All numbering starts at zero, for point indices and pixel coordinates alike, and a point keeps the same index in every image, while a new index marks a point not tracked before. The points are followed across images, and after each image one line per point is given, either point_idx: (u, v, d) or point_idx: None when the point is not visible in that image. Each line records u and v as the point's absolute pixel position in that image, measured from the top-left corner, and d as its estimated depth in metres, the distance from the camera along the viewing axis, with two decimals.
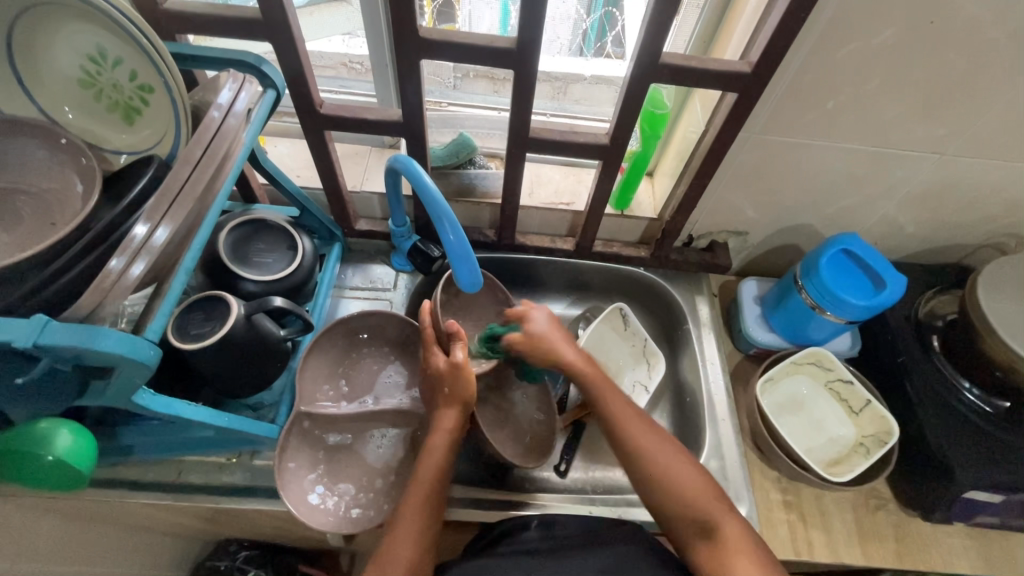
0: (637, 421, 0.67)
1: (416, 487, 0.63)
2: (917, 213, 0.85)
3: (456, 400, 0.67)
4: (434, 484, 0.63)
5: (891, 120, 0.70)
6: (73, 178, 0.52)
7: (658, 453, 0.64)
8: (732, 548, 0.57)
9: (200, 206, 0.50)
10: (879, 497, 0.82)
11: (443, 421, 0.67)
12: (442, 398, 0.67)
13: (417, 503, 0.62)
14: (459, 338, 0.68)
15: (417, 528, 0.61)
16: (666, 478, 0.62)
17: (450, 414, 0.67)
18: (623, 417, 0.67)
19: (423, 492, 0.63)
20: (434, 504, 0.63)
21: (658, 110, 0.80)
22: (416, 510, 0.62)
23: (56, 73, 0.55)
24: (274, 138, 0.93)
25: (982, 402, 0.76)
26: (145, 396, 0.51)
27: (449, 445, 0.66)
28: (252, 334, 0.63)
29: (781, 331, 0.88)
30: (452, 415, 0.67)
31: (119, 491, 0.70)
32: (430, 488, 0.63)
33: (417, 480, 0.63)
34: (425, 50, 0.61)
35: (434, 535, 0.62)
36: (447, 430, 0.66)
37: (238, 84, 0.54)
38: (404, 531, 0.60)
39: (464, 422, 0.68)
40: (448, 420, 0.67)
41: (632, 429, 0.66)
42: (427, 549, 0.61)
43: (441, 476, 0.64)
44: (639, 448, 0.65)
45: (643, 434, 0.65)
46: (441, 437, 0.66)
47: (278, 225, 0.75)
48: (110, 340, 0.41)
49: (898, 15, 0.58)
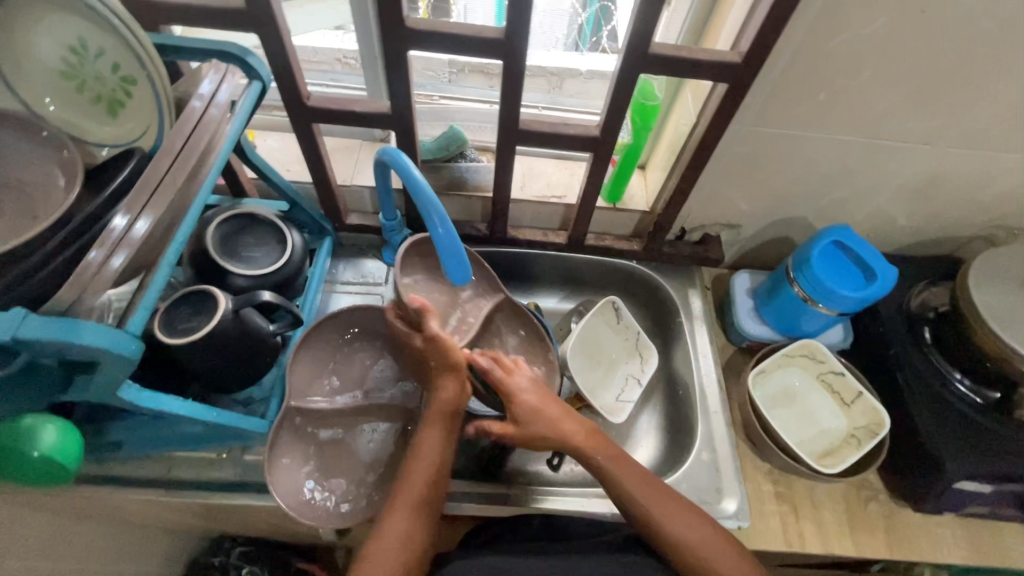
0: (658, 494, 0.65)
1: (415, 467, 0.63)
2: (908, 205, 0.85)
3: (450, 370, 0.65)
4: (433, 467, 0.63)
5: (881, 111, 0.70)
6: (55, 172, 0.51)
7: (681, 530, 0.62)
8: None
9: (182, 199, 0.49)
10: (870, 488, 0.82)
11: (439, 394, 0.66)
12: (436, 370, 0.66)
13: (415, 485, 0.62)
14: (427, 313, 0.65)
15: (416, 505, 0.61)
16: (694, 553, 0.61)
17: (446, 386, 0.66)
18: (640, 491, 0.64)
19: (425, 469, 0.63)
20: (433, 485, 0.63)
21: (650, 102, 0.79)
22: (413, 490, 0.62)
23: (37, 64, 0.54)
24: (264, 132, 0.92)
25: (973, 392, 0.76)
26: (129, 391, 0.50)
27: (444, 417, 0.65)
28: (241, 329, 0.62)
29: (773, 323, 0.88)
30: (451, 385, 0.66)
31: (109, 486, 0.70)
32: (428, 468, 0.63)
33: (417, 458, 0.64)
34: (413, 41, 0.61)
35: (433, 512, 0.63)
36: (447, 400, 0.65)
37: (219, 76, 0.55)
38: (399, 510, 0.61)
39: (464, 390, 0.67)
40: (445, 390, 0.66)
41: (652, 502, 0.64)
42: (423, 532, 0.61)
43: (442, 451, 0.64)
44: (667, 528, 0.62)
45: (664, 505, 0.64)
46: (439, 411, 0.65)
47: (267, 220, 0.74)
48: (90, 333, 0.41)
49: (887, 5, 0.58)
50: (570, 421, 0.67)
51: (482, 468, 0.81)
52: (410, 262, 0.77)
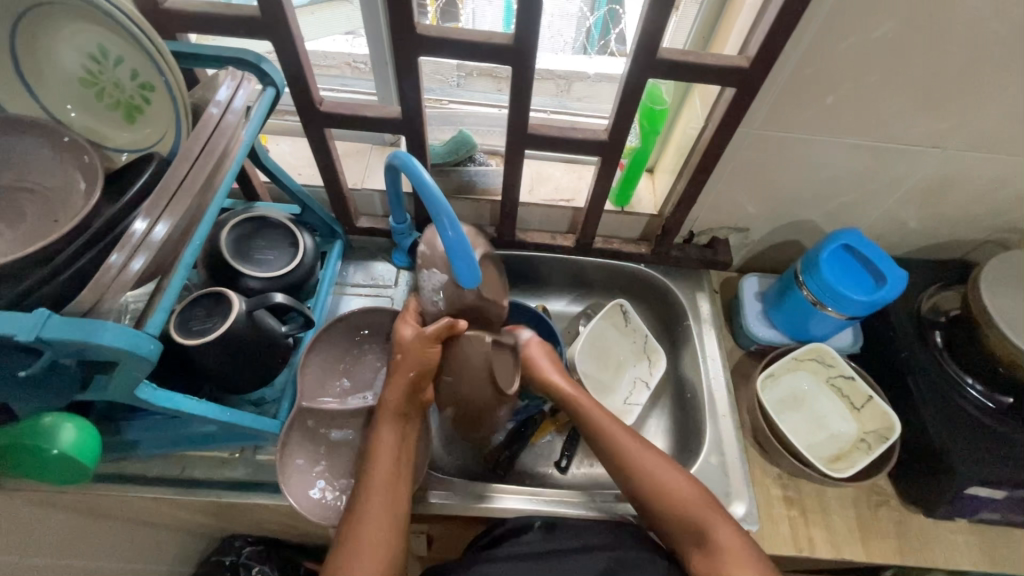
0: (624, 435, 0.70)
1: (374, 468, 0.64)
2: (918, 209, 0.85)
3: (400, 372, 0.66)
4: (394, 466, 0.64)
5: (891, 114, 0.70)
6: (75, 176, 0.52)
7: (643, 464, 0.67)
8: (731, 554, 0.60)
9: (199, 203, 0.50)
10: (880, 493, 0.82)
11: (388, 397, 0.67)
12: (392, 369, 0.66)
13: (380, 485, 0.63)
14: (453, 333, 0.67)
15: (387, 498, 0.62)
16: (654, 486, 0.66)
17: (391, 389, 0.66)
18: (612, 437, 0.70)
19: (383, 470, 0.64)
20: (397, 483, 0.64)
21: (658, 107, 0.79)
22: (379, 490, 0.62)
23: (60, 73, 0.56)
24: (277, 136, 0.93)
25: (985, 398, 0.76)
26: (146, 390, 0.52)
27: (395, 417, 0.67)
28: (255, 329, 0.63)
29: (781, 326, 0.88)
30: (396, 388, 0.66)
31: (124, 484, 0.71)
32: (388, 472, 0.64)
33: (375, 463, 0.64)
34: (423, 47, 0.61)
35: (402, 508, 0.63)
36: (392, 402, 0.66)
37: (237, 82, 0.55)
38: (373, 511, 0.61)
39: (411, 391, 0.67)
40: (397, 387, 0.66)
41: (623, 451, 0.69)
42: (398, 530, 0.62)
43: (395, 452, 0.65)
44: (640, 475, 0.67)
45: (637, 454, 0.68)
46: (393, 414, 0.66)
47: (279, 223, 0.75)
48: (111, 334, 0.42)
49: (895, 9, 0.58)
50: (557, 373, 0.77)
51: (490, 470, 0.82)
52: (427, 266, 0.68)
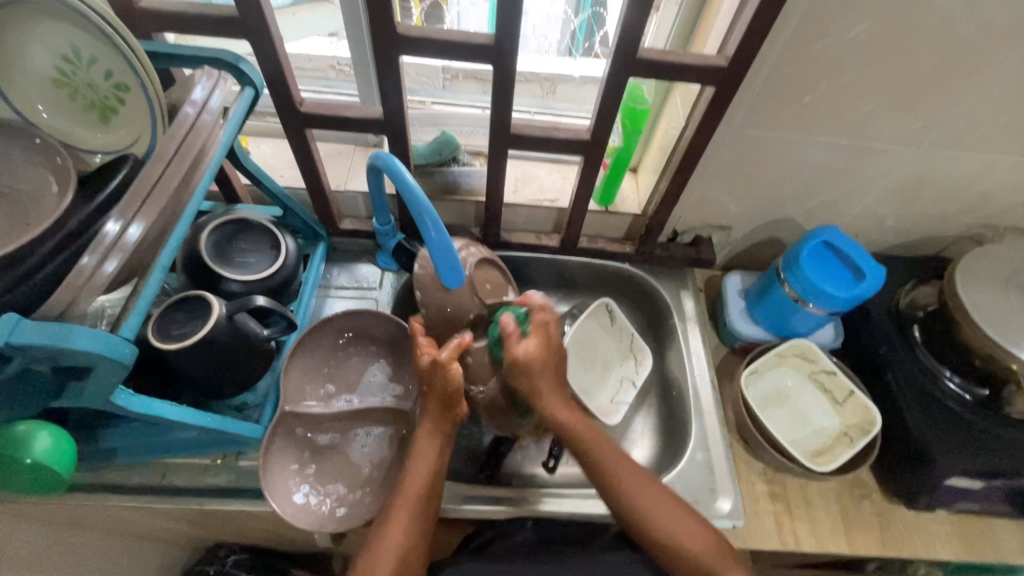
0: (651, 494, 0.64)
1: (412, 471, 0.63)
2: (895, 206, 0.86)
3: (437, 394, 0.63)
4: (430, 474, 0.63)
5: (867, 113, 0.71)
6: (47, 179, 0.51)
7: (661, 518, 0.62)
8: None
9: (175, 204, 0.50)
10: (863, 486, 0.83)
11: (426, 411, 0.65)
12: (425, 388, 0.64)
13: (412, 494, 0.62)
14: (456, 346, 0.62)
15: (413, 512, 0.61)
16: (674, 544, 0.61)
17: (436, 398, 0.64)
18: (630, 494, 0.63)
19: (419, 479, 0.62)
20: (429, 489, 0.62)
21: (640, 106, 0.80)
22: (411, 495, 0.61)
23: (31, 73, 0.55)
24: (258, 138, 0.92)
25: (963, 390, 0.77)
26: (123, 396, 0.50)
27: (435, 433, 0.64)
28: (234, 334, 0.62)
29: (765, 323, 0.88)
30: (435, 404, 0.64)
31: (101, 494, 0.69)
32: (425, 476, 0.62)
33: (410, 471, 0.63)
34: (404, 47, 0.61)
35: (431, 517, 0.62)
36: (432, 415, 0.64)
37: (212, 81, 0.55)
38: (397, 523, 0.60)
39: (450, 407, 0.64)
40: (437, 403, 0.64)
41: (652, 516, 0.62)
42: (423, 529, 0.61)
43: (435, 462, 0.63)
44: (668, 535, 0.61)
45: (655, 509, 0.63)
46: (438, 420, 0.64)
47: (261, 225, 0.75)
48: (83, 337, 0.41)
49: (868, 9, 0.59)
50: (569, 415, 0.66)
51: (478, 470, 0.82)
52: (486, 272, 0.71)
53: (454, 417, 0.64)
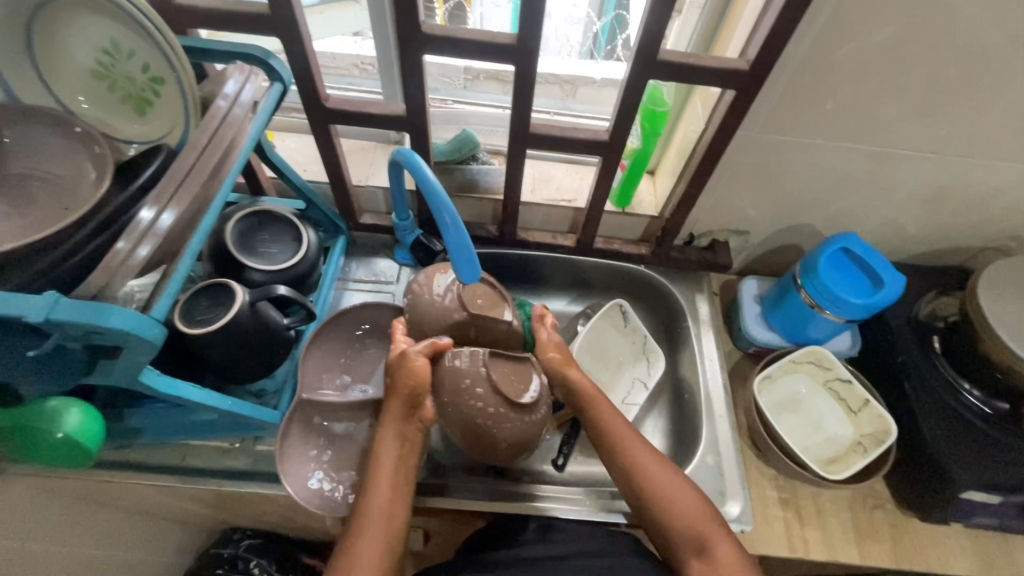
0: (642, 447, 0.65)
1: (379, 469, 0.62)
2: (918, 215, 0.85)
3: (400, 388, 0.63)
4: (393, 473, 0.62)
5: (890, 119, 0.70)
6: (86, 166, 0.54)
7: (652, 471, 0.63)
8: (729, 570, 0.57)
9: (206, 194, 0.52)
10: (877, 497, 0.82)
11: (387, 412, 0.64)
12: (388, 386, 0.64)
13: (379, 499, 0.60)
14: (433, 347, 0.64)
15: (385, 508, 0.60)
16: (666, 504, 0.61)
17: (393, 403, 0.64)
18: (629, 448, 0.65)
19: (385, 482, 0.61)
20: (397, 488, 0.62)
21: (659, 108, 0.80)
22: (381, 490, 0.61)
23: (74, 66, 0.57)
24: (283, 133, 0.95)
25: (982, 403, 0.76)
26: (150, 375, 0.53)
27: (397, 430, 0.64)
28: (256, 321, 0.65)
29: (780, 329, 0.88)
30: (398, 403, 0.64)
31: (125, 471, 0.72)
32: (391, 474, 0.62)
33: (376, 469, 0.62)
34: (427, 45, 0.62)
35: (404, 514, 0.61)
36: (395, 415, 0.64)
37: (244, 76, 0.56)
38: (372, 528, 0.58)
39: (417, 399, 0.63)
40: (396, 412, 0.64)
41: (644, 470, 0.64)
42: (398, 530, 0.60)
43: (399, 457, 0.63)
44: (660, 492, 0.62)
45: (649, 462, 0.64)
46: (394, 421, 0.64)
47: (283, 216, 0.77)
48: (117, 317, 0.43)
49: (893, 15, 0.59)
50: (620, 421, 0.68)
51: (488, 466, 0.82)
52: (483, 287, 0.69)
53: (413, 413, 0.64)
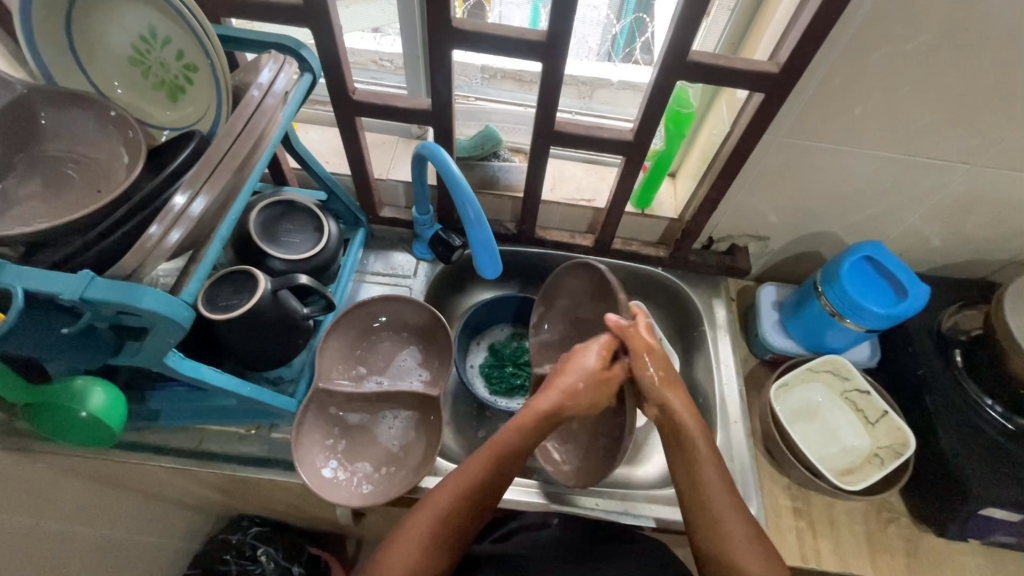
0: (750, 542, 0.57)
1: (484, 456, 0.61)
2: (943, 226, 0.84)
3: (562, 389, 0.60)
4: (493, 467, 0.61)
5: (920, 128, 0.69)
6: (119, 149, 0.54)
7: (748, 571, 0.56)
8: None
9: (236, 181, 0.52)
10: (891, 510, 0.81)
11: (536, 401, 0.61)
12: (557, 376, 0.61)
13: (466, 482, 0.60)
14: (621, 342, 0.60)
15: (460, 502, 0.60)
16: None
17: (542, 395, 0.61)
18: (733, 542, 0.57)
19: (480, 470, 0.61)
20: (473, 489, 0.60)
21: (685, 110, 0.80)
22: (470, 479, 0.60)
23: (110, 52, 0.58)
24: (307, 125, 0.96)
25: (1005, 419, 0.74)
26: (175, 358, 0.53)
27: (525, 429, 0.60)
28: (278, 309, 0.65)
29: (798, 337, 0.87)
30: (552, 400, 0.60)
31: (142, 453, 0.73)
32: (491, 466, 0.61)
33: (484, 456, 0.61)
34: (457, 40, 0.63)
35: (477, 510, 0.61)
36: (535, 412, 0.61)
37: (278, 65, 0.56)
38: (443, 510, 0.59)
39: (563, 406, 0.60)
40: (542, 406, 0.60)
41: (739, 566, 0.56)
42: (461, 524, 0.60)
43: (510, 457, 0.61)
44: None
45: (750, 560, 0.56)
46: (530, 414, 0.61)
47: (306, 207, 0.77)
48: (148, 298, 0.44)
49: (928, 21, 0.58)
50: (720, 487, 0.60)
51: None
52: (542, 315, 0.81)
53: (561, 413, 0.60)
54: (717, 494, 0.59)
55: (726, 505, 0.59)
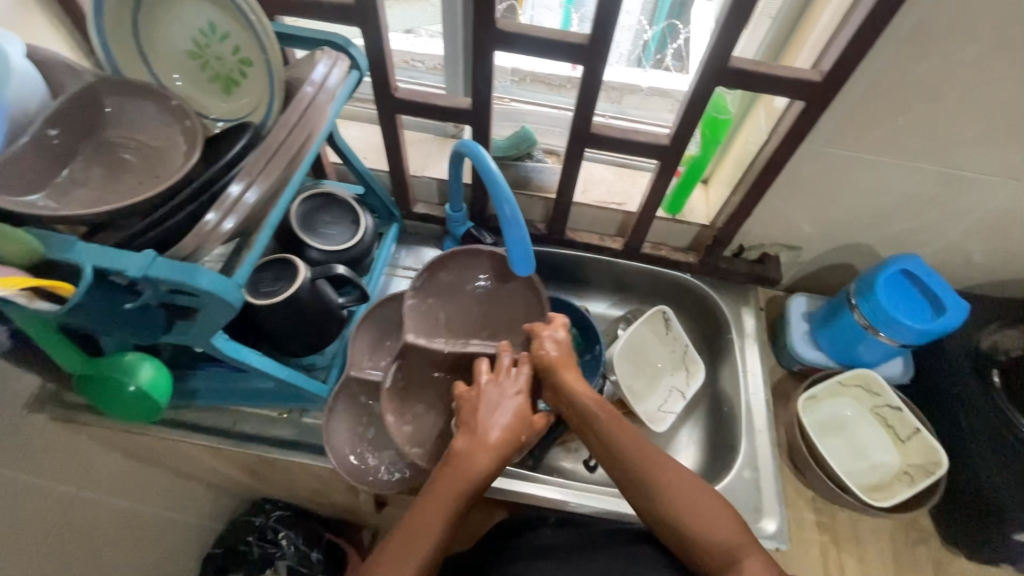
0: (709, 512, 0.58)
1: (441, 486, 0.60)
2: (985, 242, 0.82)
3: (489, 426, 0.62)
4: (451, 499, 0.59)
5: (965, 140, 0.68)
6: (177, 138, 0.57)
7: (717, 541, 0.57)
8: None
9: (287, 172, 0.54)
10: (918, 530, 0.80)
11: (462, 445, 0.62)
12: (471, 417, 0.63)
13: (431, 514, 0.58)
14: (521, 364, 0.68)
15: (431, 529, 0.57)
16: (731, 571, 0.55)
17: (465, 442, 0.62)
18: (692, 518, 0.58)
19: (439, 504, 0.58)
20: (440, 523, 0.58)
21: (722, 116, 0.80)
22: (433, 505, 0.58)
23: (171, 47, 0.61)
24: (346, 121, 0.98)
25: None
26: (220, 339, 0.56)
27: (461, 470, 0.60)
28: (316, 297, 0.67)
29: (829, 349, 0.86)
30: (478, 439, 0.62)
31: (179, 430, 0.76)
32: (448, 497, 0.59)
33: (437, 488, 0.60)
34: (500, 41, 0.64)
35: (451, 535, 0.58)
36: (467, 445, 0.61)
37: (332, 60, 0.59)
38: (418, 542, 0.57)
39: (498, 437, 0.62)
40: (499, 422, 0.63)
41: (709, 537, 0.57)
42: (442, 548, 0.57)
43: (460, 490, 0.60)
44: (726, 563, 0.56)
45: (721, 532, 0.57)
46: (461, 459, 0.61)
47: (344, 200, 0.79)
48: (204, 278, 0.46)
49: (979, 32, 0.57)
50: (666, 471, 0.61)
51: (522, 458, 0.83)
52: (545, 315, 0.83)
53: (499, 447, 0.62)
54: (656, 472, 0.61)
55: (669, 476, 0.60)
